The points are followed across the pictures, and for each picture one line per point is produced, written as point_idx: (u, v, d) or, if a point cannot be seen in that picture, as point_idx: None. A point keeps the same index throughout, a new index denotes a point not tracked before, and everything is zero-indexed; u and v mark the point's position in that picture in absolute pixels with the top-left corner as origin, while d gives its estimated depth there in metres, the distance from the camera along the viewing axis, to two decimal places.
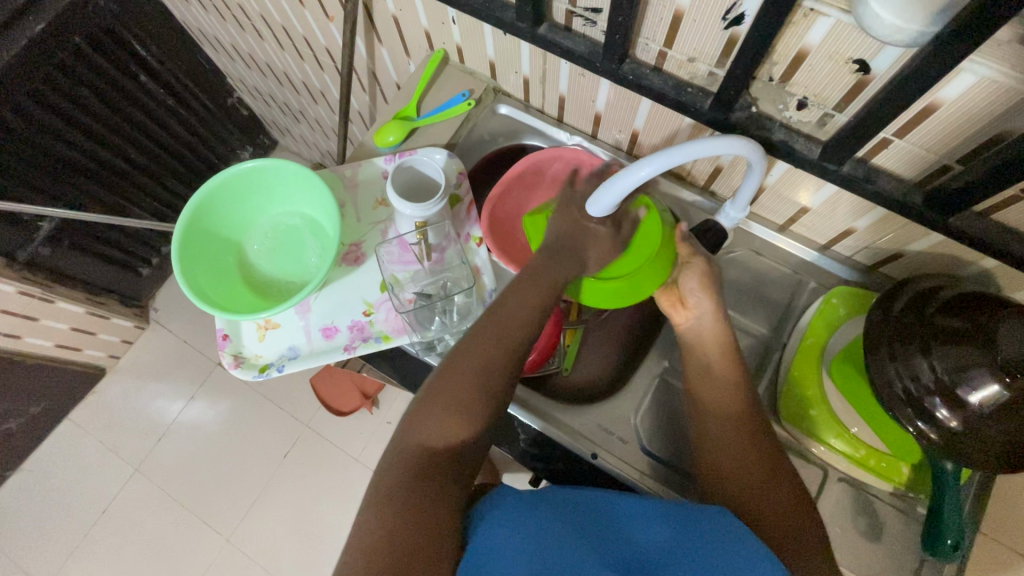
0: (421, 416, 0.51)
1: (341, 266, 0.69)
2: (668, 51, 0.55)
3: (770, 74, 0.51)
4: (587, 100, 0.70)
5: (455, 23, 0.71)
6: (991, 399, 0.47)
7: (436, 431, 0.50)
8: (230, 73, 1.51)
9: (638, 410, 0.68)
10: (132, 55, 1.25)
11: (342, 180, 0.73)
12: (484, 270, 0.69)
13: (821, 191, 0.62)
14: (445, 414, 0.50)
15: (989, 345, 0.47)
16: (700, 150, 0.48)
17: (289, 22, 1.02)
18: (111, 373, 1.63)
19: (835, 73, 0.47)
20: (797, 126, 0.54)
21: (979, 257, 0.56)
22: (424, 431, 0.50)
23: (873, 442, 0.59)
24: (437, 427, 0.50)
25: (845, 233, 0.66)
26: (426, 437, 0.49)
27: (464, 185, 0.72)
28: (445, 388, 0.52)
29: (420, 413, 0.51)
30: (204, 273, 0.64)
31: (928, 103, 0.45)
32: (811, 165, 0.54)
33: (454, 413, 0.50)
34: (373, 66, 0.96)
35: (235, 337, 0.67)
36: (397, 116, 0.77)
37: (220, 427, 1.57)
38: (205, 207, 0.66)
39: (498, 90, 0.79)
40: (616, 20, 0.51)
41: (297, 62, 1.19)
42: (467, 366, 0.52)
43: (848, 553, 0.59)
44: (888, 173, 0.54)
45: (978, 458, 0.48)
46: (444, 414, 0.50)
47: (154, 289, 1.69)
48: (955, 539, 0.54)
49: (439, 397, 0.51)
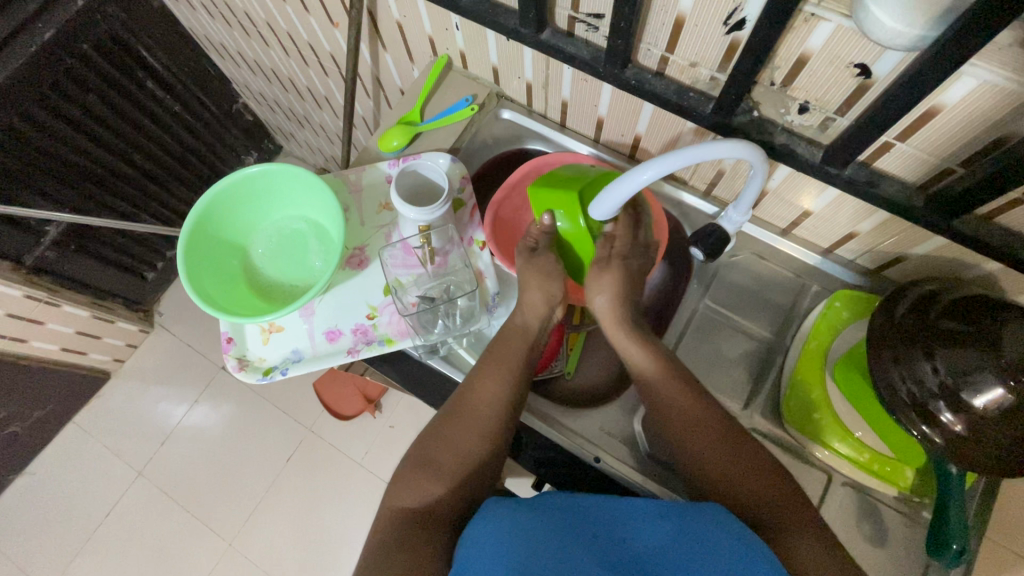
0: (400, 482, 0.56)
1: (344, 270, 0.69)
2: (669, 56, 0.56)
3: (772, 78, 0.52)
4: (590, 105, 0.70)
5: (458, 29, 0.72)
6: (995, 402, 0.47)
7: (415, 493, 0.54)
8: (235, 79, 1.52)
9: (641, 413, 0.68)
10: (139, 61, 1.27)
11: (346, 185, 0.74)
12: (487, 274, 0.70)
13: (824, 194, 0.62)
14: (421, 479, 0.55)
15: (993, 348, 0.47)
16: (702, 154, 0.48)
17: (294, 29, 1.03)
18: (115, 376, 1.64)
19: (837, 77, 0.48)
20: (799, 130, 0.54)
21: (982, 260, 0.56)
22: (402, 495, 0.55)
23: (877, 447, 0.59)
24: (414, 491, 0.55)
25: (847, 237, 0.66)
26: (402, 501, 0.54)
27: (468, 189, 0.73)
28: (425, 455, 0.57)
29: (400, 481, 0.56)
30: (209, 277, 0.65)
31: (929, 107, 0.45)
32: (813, 169, 0.54)
33: (430, 477, 0.55)
34: (377, 72, 0.97)
35: (240, 340, 0.67)
36: (401, 121, 0.78)
37: (223, 431, 1.58)
38: (211, 211, 0.66)
39: (501, 95, 0.80)
40: (619, 25, 0.51)
41: (301, 68, 1.20)
42: (445, 437, 0.57)
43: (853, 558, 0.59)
44: (889, 177, 0.54)
45: (984, 462, 0.48)
46: (420, 481, 0.55)
47: (158, 293, 1.70)
48: (961, 544, 0.53)
49: (416, 467, 0.56)
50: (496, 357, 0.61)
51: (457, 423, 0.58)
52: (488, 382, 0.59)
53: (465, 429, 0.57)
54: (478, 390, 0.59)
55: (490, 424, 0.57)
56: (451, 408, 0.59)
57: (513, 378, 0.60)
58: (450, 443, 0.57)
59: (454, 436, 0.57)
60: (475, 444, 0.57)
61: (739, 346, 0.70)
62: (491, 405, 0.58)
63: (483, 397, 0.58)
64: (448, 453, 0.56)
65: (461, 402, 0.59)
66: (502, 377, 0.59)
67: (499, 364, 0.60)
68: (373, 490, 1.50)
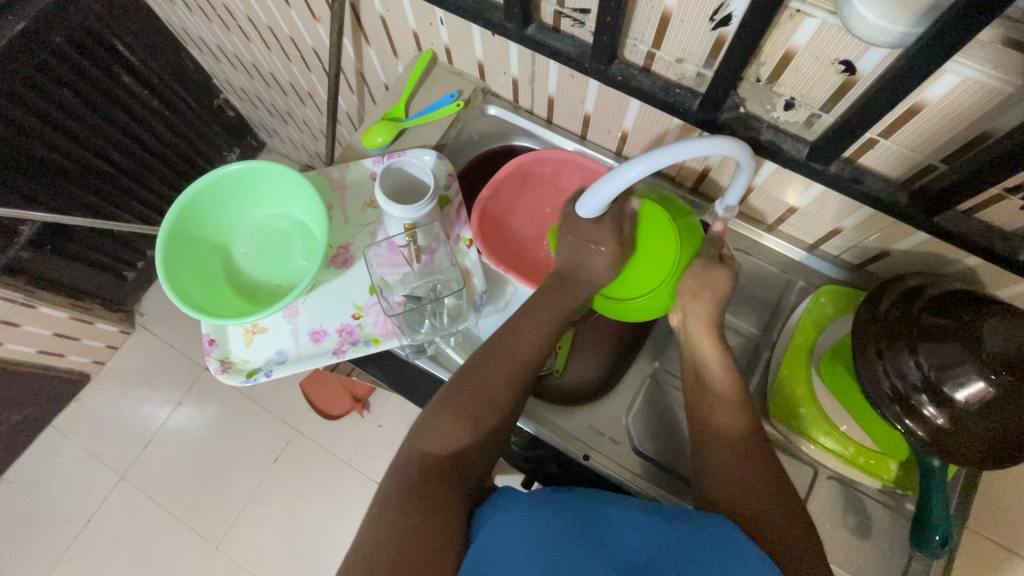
0: (428, 422, 0.55)
1: (329, 269, 0.68)
2: (656, 52, 0.55)
3: (758, 74, 0.51)
4: (576, 102, 0.70)
5: (443, 23, 0.71)
6: (977, 396, 0.48)
7: (446, 435, 0.53)
8: (215, 74, 1.49)
9: (630, 410, 0.68)
10: (116, 55, 1.23)
11: (330, 182, 0.72)
12: (474, 272, 0.69)
13: (808, 191, 0.62)
14: (452, 422, 0.54)
15: (974, 341, 0.48)
16: (686, 152, 0.48)
17: (275, 23, 1.01)
18: (95, 379, 1.60)
19: (822, 74, 0.48)
20: (784, 126, 0.54)
21: (964, 255, 0.57)
22: (427, 437, 0.54)
23: (862, 440, 0.60)
24: (442, 435, 0.53)
25: (832, 233, 0.66)
26: (429, 445, 0.53)
27: (454, 186, 0.72)
28: (456, 398, 0.55)
29: (428, 421, 0.55)
30: (189, 275, 0.63)
31: (912, 103, 0.46)
32: (798, 165, 0.54)
33: (461, 420, 0.54)
34: (360, 67, 0.96)
35: (222, 341, 0.66)
36: (385, 117, 0.77)
37: (208, 433, 1.55)
38: (190, 210, 0.65)
39: (487, 90, 0.79)
40: (605, 20, 0.51)
41: (283, 63, 1.18)
42: (479, 383, 0.56)
43: (839, 550, 0.59)
44: (872, 173, 0.54)
45: (966, 454, 0.49)
46: (446, 424, 0.54)
47: (139, 293, 1.67)
48: (944, 535, 0.55)
49: (446, 408, 0.55)
50: (529, 316, 0.61)
51: (492, 371, 0.57)
52: (523, 336, 0.60)
53: (499, 377, 0.57)
54: (510, 349, 0.59)
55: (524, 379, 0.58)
56: (484, 354, 0.58)
57: (542, 336, 0.60)
58: (485, 389, 0.56)
59: (485, 384, 0.56)
60: (508, 395, 0.56)
61: None
62: (527, 358, 0.58)
63: (518, 351, 0.59)
64: (481, 399, 0.55)
65: (495, 348, 0.59)
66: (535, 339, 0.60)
67: (533, 321, 0.61)
68: (362, 489, 1.49)
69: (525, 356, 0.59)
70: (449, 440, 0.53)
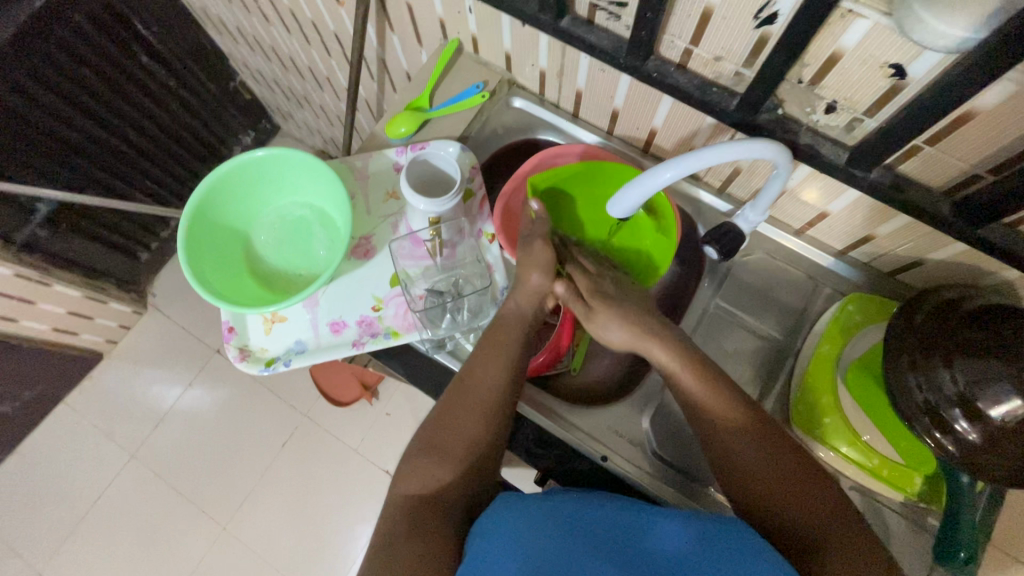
0: (404, 469, 0.55)
1: (350, 260, 0.68)
2: (694, 49, 0.54)
3: (801, 76, 0.50)
4: (605, 97, 0.69)
5: (472, 13, 0.69)
6: (1013, 413, 0.47)
7: (426, 475, 0.53)
8: (233, 56, 1.48)
9: (648, 412, 0.67)
10: (134, 34, 1.22)
11: (353, 172, 0.71)
12: (496, 267, 0.68)
13: (841, 196, 0.61)
14: (428, 465, 0.54)
15: (1014, 359, 0.47)
16: (725, 156, 0.47)
17: (298, 6, 1.00)
18: (107, 358, 1.61)
19: (869, 78, 0.46)
20: (824, 130, 0.53)
21: (1001, 268, 0.55)
22: (406, 484, 0.54)
23: (887, 452, 0.59)
24: (421, 479, 0.53)
25: (863, 240, 0.65)
26: (408, 487, 0.53)
27: (477, 179, 0.71)
28: (429, 443, 0.55)
29: (408, 471, 0.55)
30: (210, 265, 0.63)
31: (964, 111, 0.44)
32: (837, 171, 0.52)
33: (437, 462, 0.54)
34: (383, 54, 0.94)
35: (241, 329, 0.65)
36: (409, 107, 0.76)
37: (218, 415, 1.56)
38: (211, 196, 0.64)
39: (513, 82, 0.78)
40: (645, 16, 0.49)
41: (303, 47, 1.16)
42: (445, 423, 0.56)
43: None
44: (911, 180, 0.52)
45: (995, 472, 0.48)
46: (421, 467, 0.54)
47: (152, 274, 1.67)
48: (970, 552, 0.54)
49: (420, 455, 0.55)
50: (492, 342, 0.60)
51: (458, 407, 0.56)
52: (486, 365, 0.58)
53: (463, 413, 0.56)
54: (478, 378, 0.57)
55: (490, 407, 0.56)
56: (451, 392, 0.58)
57: (513, 361, 0.58)
58: (452, 427, 0.55)
59: (458, 421, 0.56)
60: (474, 426, 0.55)
61: (748, 345, 0.70)
62: (490, 384, 0.57)
63: (483, 380, 0.57)
64: (448, 438, 0.55)
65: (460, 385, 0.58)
66: (501, 364, 0.58)
67: (498, 348, 0.59)
68: (368, 475, 1.50)
69: (497, 384, 0.57)
70: (422, 483, 0.53)
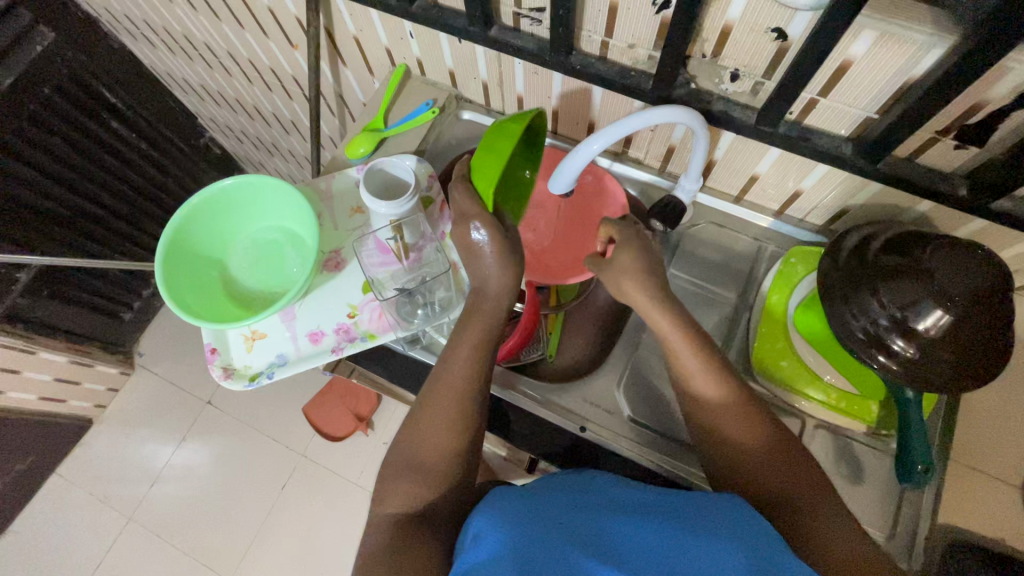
0: (385, 489, 0.52)
1: (322, 273, 0.71)
2: (609, 40, 0.60)
3: (703, 50, 0.56)
4: (543, 97, 0.75)
5: (413, 37, 0.76)
6: (936, 324, 0.51)
7: (397, 501, 0.51)
8: (201, 114, 1.54)
9: (621, 383, 0.70)
10: (103, 102, 1.28)
11: (317, 193, 0.76)
12: (462, 264, 0.71)
13: (765, 157, 0.66)
14: (405, 483, 0.51)
15: (928, 279, 0.51)
16: (639, 122, 0.52)
17: (256, 55, 1.06)
18: (97, 423, 1.60)
19: (759, 43, 0.52)
20: (734, 97, 0.59)
21: (914, 202, 0.61)
22: (389, 501, 0.51)
23: (843, 386, 0.63)
24: (400, 494, 0.51)
25: (794, 196, 0.71)
26: (392, 506, 0.51)
27: (435, 186, 0.75)
28: (404, 458, 0.53)
29: (384, 484, 0.53)
30: (188, 290, 0.66)
31: (842, 61, 0.50)
32: (750, 130, 0.58)
33: (416, 481, 0.51)
34: (339, 89, 1.01)
35: (223, 349, 0.68)
36: (366, 128, 0.81)
37: (215, 466, 1.55)
38: (185, 225, 0.68)
39: (460, 98, 0.84)
40: (558, 14, 0.55)
41: (265, 94, 1.23)
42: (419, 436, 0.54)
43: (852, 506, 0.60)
44: (820, 132, 0.58)
45: (937, 379, 0.53)
46: (402, 484, 0.52)
47: (137, 335, 1.68)
48: (925, 464, 0.56)
49: (399, 469, 0.53)
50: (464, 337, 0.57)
51: (431, 417, 0.54)
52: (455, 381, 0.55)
53: (433, 421, 0.54)
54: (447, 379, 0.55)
55: (463, 410, 0.54)
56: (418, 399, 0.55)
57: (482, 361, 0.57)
58: (425, 441, 0.53)
59: (429, 431, 0.53)
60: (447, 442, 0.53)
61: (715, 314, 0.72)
62: (462, 381, 0.55)
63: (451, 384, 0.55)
64: (419, 453, 0.53)
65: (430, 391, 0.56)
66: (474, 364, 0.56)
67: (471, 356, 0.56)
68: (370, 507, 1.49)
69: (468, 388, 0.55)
70: (408, 501, 0.51)
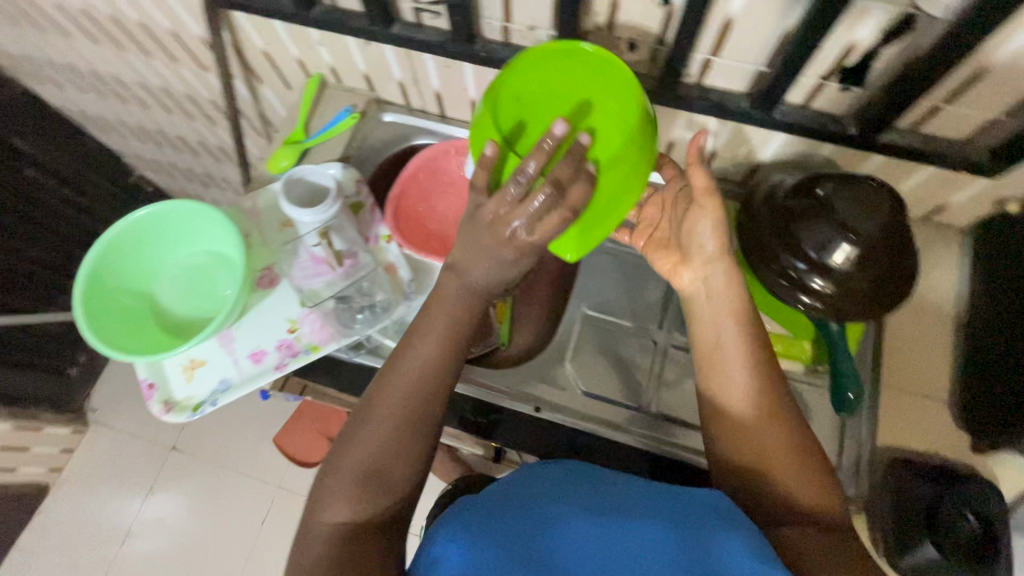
0: (331, 492, 0.48)
1: (257, 291, 0.70)
2: (509, 24, 0.61)
3: (598, 24, 0.58)
4: (459, 89, 0.75)
5: (321, 44, 0.75)
6: (847, 256, 0.54)
7: (346, 508, 0.48)
8: (124, 152, 1.48)
9: (571, 359, 0.72)
10: (13, 151, 1.22)
11: (243, 212, 0.74)
12: (398, 265, 0.71)
13: (676, 122, 0.68)
14: (359, 488, 0.48)
15: (829, 212, 0.55)
16: (542, 99, 0.54)
17: (169, 84, 1.03)
18: (54, 488, 1.52)
19: (647, 10, 0.54)
20: (635, 66, 0.60)
21: (817, 147, 0.64)
22: (335, 506, 0.48)
23: (776, 330, 0.65)
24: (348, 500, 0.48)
25: (711, 157, 0.73)
26: (338, 514, 0.48)
27: (364, 191, 0.72)
28: (365, 460, 0.49)
29: (332, 487, 0.49)
30: (116, 328, 0.63)
31: (724, 18, 0.52)
32: (654, 96, 0.60)
33: (373, 487, 0.48)
34: (260, 107, 0.99)
35: (162, 384, 0.66)
36: (287, 142, 0.80)
37: (188, 513, 1.49)
38: (104, 261, 0.65)
39: (380, 100, 0.84)
40: (452, 3, 0.56)
41: (187, 123, 1.19)
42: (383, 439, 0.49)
43: None
44: (719, 91, 0.60)
45: (853, 310, 0.55)
46: (353, 489, 0.48)
47: (86, 391, 1.60)
48: (854, 391, 0.60)
49: (355, 472, 0.49)
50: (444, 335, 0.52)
51: (403, 422, 0.50)
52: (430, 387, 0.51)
53: (383, 419, 0.50)
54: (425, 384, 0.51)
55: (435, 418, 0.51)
56: (381, 400, 0.51)
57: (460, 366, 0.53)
58: (389, 445, 0.49)
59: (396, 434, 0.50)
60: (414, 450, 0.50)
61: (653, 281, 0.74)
62: (421, 377, 0.51)
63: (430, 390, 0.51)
64: (368, 458, 0.49)
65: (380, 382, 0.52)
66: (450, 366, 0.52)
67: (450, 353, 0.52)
68: None
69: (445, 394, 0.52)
70: (357, 508, 0.48)
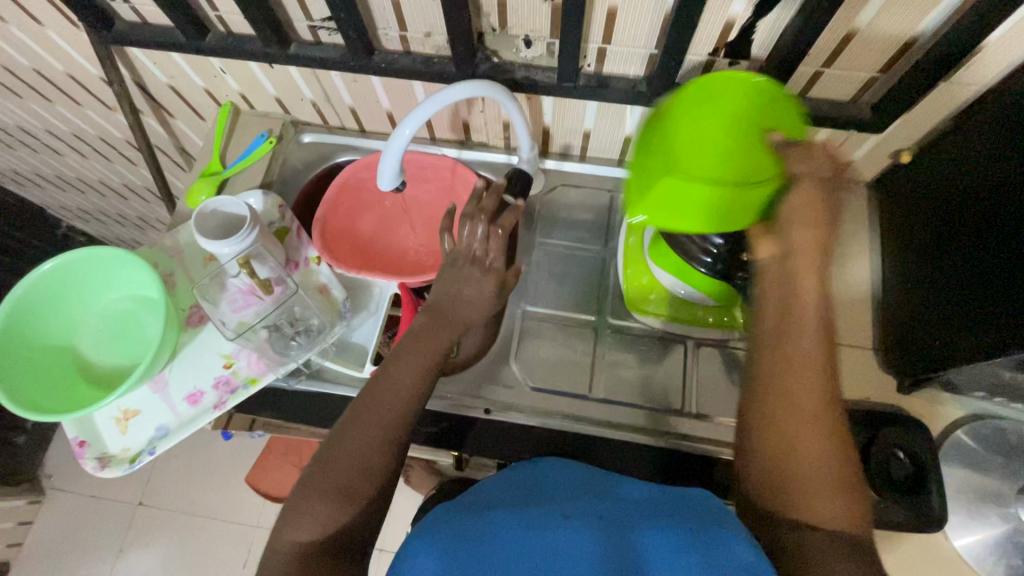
0: (296, 511, 0.47)
1: (187, 331, 0.68)
2: (406, 33, 0.61)
3: (491, 24, 0.58)
4: (372, 103, 0.75)
5: (225, 72, 0.74)
6: None
7: (308, 527, 0.46)
8: (48, 204, 1.42)
9: (513, 356, 0.70)
10: None
11: (165, 251, 0.72)
12: (332, 285, 0.71)
13: (587, 112, 0.70)
14: (323, 505, 0.47)
15: None
16: (442, 101, 0.54)
17: (78, 128, 1.00)
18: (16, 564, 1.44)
19: (533, 7, 0.55)
20: (535, 62, 0.62)
21: None
22: (297, 526, 0.46)
23: (707, 302, 0.67)
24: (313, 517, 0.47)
25: (627, 142, 0.75)
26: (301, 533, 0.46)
27: (288, 215, 0.71)
28: (332, 478, 0.48)
29: (297, 506, 0.47)
30: (34, 389, 0.61)
31: (608, 7, 0.53)
32: (556, 89, 0.61)
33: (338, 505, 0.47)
34: (178, 142, 0.96)
35: (95, 439, 0.64)
36: (203, 174, 0.78)
37: (163, 567, 1.43)
38: (15, 321, 0.62)
39: (297, 122, 0.83)
40: (341, 18, 0.55)
41: (107, 167, 1.15)
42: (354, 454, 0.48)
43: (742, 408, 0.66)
44: (619, 77, 0.62)
45: None
46: (317, 506, 0.47)
47: (39, 458, 1.53)
48: None
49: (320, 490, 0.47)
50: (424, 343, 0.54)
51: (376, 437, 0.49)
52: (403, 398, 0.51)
53: (365, 441, 0.49)
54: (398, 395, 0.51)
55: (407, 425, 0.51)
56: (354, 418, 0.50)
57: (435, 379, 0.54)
58: (359, 461, 0.48)
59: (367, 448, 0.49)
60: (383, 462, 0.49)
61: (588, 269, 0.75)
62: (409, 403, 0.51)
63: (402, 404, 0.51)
64: (343, 479, 0.48)
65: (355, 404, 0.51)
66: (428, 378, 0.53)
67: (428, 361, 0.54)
68: None
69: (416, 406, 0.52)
70: (321, 525, 0.46)
